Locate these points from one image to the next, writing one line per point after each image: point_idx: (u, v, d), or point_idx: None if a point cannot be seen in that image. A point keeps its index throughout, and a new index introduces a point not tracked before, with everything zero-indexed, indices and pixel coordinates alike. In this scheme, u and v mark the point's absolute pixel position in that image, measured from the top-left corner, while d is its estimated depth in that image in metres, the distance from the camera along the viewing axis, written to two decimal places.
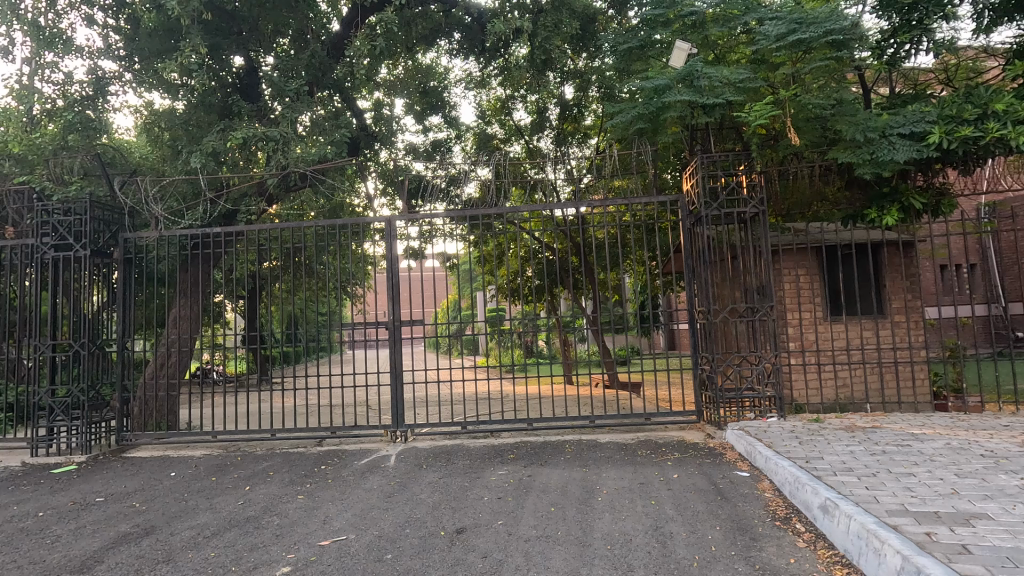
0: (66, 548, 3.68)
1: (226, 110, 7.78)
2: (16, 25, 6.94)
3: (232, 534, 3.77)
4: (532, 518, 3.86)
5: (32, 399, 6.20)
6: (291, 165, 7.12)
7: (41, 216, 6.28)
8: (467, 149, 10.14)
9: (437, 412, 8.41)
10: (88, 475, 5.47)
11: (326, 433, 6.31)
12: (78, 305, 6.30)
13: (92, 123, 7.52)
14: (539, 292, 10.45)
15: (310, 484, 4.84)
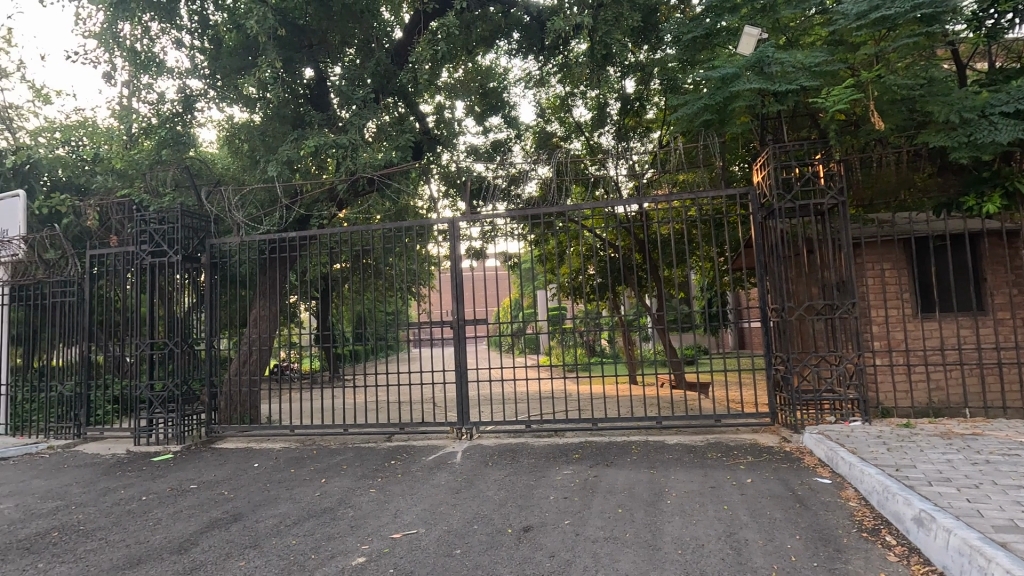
0: (166, 530, 4.01)
1: (299, 120, 8.18)
2: (116, 51, 7.59)
3: (311, 524, 3.96)
4: (599, 519, 3.81)
5: (135, 393, 6.80)
6: (360, 171, 7.41)
7: (140, 226, 6.88)
8: (527, 148, 10.17)
9: (501, 410, 8.49)
10: (183, 464, 5.93)
11: (396, 429, 6.52)
12: (171, 307, 6.83)
13: (182, 138, 8.13)
14: (602, 290, 10.32)
15: (381, 478, 5.02)
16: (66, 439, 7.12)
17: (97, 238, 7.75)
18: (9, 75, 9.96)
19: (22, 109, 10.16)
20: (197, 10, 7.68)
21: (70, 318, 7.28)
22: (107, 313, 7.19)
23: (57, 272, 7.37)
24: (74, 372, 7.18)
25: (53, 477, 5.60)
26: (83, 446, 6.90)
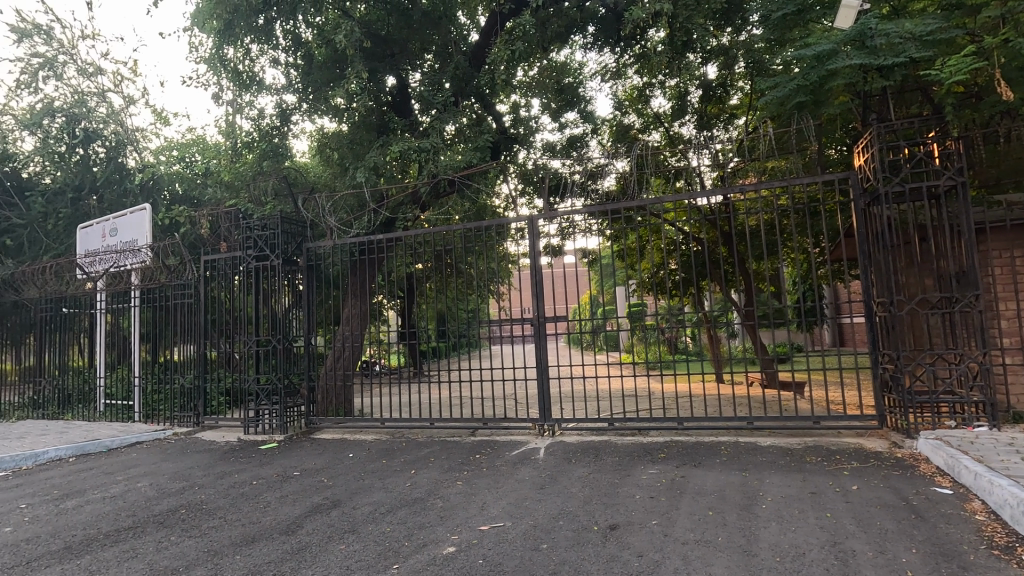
0: (274, 512, 4.35)
1: (383, 127, 8.56)
2: (222, 73, 8.31)
3: (403, 513, 4.15)
4: (687, 520, 3.70)
5: (244, 386, 7.43)
6: (440, 173, 7.66)
7: (246, 232, 7.51)
8: (604, 143, 10.00)
9: (582, 408, 8.44)
10: (286, 452, 6.40)
11: (479, 424, 6.66)
12: (273, 306, 7.39)
13: (280, 150, 8.76)
14: (685, 286, 9.94)
15: (467, 471, 5.15)
16: (188, 427, 7.92)
17: (210, 245, 8.54)
18: (136, 102, 11.19)
19: (146, 131, 11.37)
20: (290, 30, 8.07)
21: (190, 318, 8.09)
22: (219, 313, 7.89)
23: (178, 277, 8.21)
24: (194, 367, 7.97)
25: (179, 460, 6.24)
26: (202, 434, 7.64)
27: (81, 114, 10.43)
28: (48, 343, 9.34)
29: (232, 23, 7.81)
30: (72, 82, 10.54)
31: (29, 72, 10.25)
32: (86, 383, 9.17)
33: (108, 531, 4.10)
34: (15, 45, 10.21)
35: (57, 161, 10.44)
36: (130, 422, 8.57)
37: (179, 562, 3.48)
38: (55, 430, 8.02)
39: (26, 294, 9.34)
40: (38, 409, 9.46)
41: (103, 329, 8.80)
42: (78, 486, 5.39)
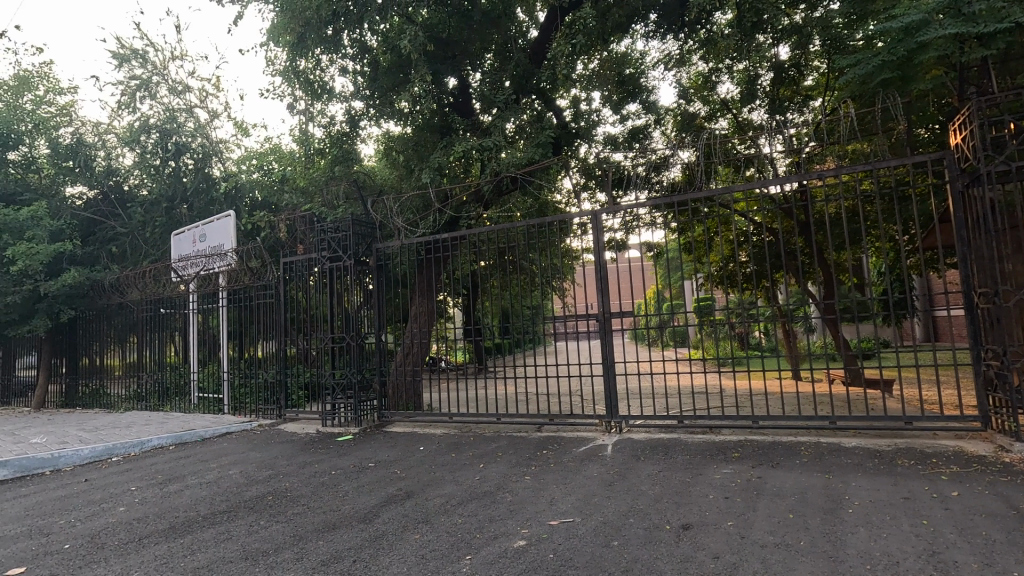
0: (352, 501, 4.56)
1: (446, 128, 8.74)
2: (296, 84, 8.75)
3: (474, 505, 4.23)
4: (766, 523, 3.55)
5: (321, 381, 7.83)
6: (503, 171, 7.73)
7: (320, 235, 7.89)
8: (668, 133, 9.71)
9: (649, 405, 8.27)
10: (361, 444, 6.68)
11: (545, 420, 6.68)
12: (345, 305, 7.72)
13: (350, 155, 9.14)
14: (757, 278, 9.49)
15: (535, 466, 5.19)
16: (271, 419, 8.44)
17: (287, 247, 9.04)
18: (219, 115, 12.00)
19: (228, 142, 12.15)
20: (357, 38, 8.34)
21: (271, 317, 8.62)
22: (297, 312, 8.35)
23: (260, 278, 8.75)
24: (275, 363, 8.49)
25: (265, 450, 6.67)
26: (284, 425, 8.11)
27: (174, 129, 11.29)
28: (149, 341, 10.22)
29: (304, 37, 8.11)
30: (164, 100, 11.43)
31: (128, 93, 11.21)
32: (181, 377, 9.97)
33: (206, 513, 4.45)
34: (116, 69, 11.20)
35: (153, 173, 11.39)
36: (220, 413, 9.24)
37: (269, 544, 3.72)
38: (156, 420, 8.78)
39: (130, 296, 10.25)
40: (142, 400, 10.38)
41: (195, 328, 9.53)
42: (178, 472, 5.87)
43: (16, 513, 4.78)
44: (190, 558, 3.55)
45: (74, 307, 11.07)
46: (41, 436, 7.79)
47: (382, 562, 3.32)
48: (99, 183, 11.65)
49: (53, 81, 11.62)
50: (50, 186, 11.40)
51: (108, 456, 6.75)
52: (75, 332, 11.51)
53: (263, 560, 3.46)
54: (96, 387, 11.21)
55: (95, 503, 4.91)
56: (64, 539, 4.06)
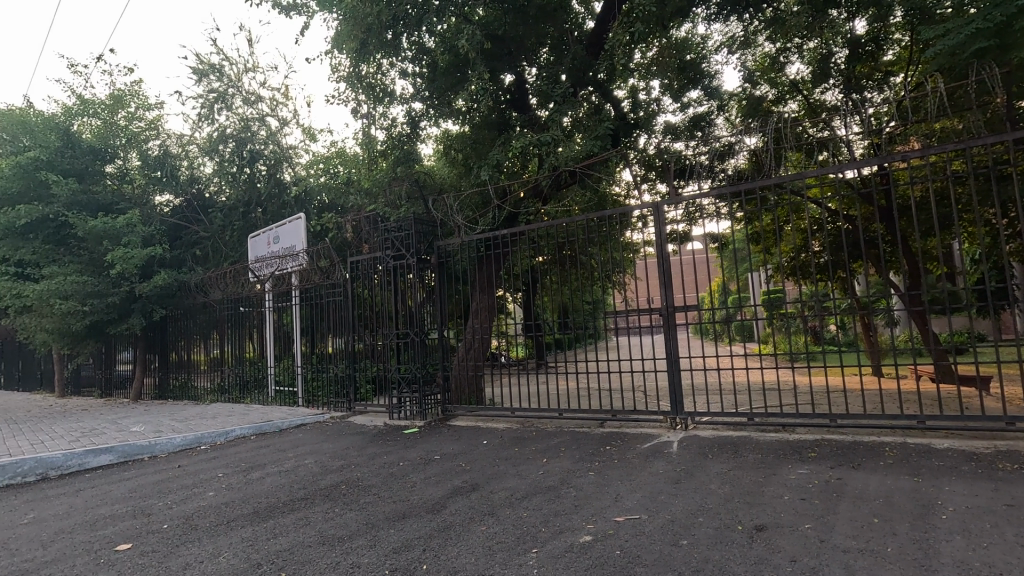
0: (420, 492, 4.70)
1: (504, 125, 8.80)
2: (359, 89, 9.05)
3: (538, 499, 4.26)
4: (848, 527, 3.36)
5: (387, 375, 8.11)
6: (562, 165, 7.70)
7: (384, 234, 8.15)
8: (732, 119, 9.33)
9: (716, 402, 8.00)
10: (427, 437, 6.86)
11: (608, 415, 6.61)
12: (408, 302, 7.94)
13: (411, 155, 9.36)
14: (833, 269, 8.97)
15: (598, 462, 5.15)
16: (342, 412, 8.83)
17: (353, 247, 9.39)
18: (289, 123, 12.62)
19: (297, 148, 12.74)
20: (416, 41, 8.51)
21: (340, 314, 9.00)
22: (364, 309, 8.67)
23: (329, 277, 9.14)
24: (344, 358, 8.85)
25: (337, 441, 6.98)
26: (354, 417, 8.46)
27: (248, 138, 12.10)
28: (230, 338, 10.92)
29: (366, 42, 8.32)
30: (239, 111, 12.15)
31: (207, 106, 11.98)
32: (259, 371, 10.59)
33: (285, 500, 4.71)
34: (196, 84, 11.99)
35: (231, 180, 12.26)
36: (295, 405, 9.73)
37: (343, 531, 3.89)
38: (238, 412, 9.36)
39: (213, 296, 10.98)
40: (225, 393, 11.11)
41: (271, 324, 10.09)
42: (259, 460, 6.24)
43: (121, 495, 5.25)
44: (273, 541, 3.78)
45: (164, 307, 11.97)
46: (140, 425, 8.50)
47: (450, 552, 3.41)
48: (184, 191, 12.55)
49: (142, 98, 12.53)
50: (142, 195, 12.35)
51: (197, 444, 7.27)
52: (166, 330, 12.45)
53: (339, 545, 3.63)
54: (184, 380, 12.09)
55: (188, 487, 5.31)
56: (163, 519, 4.41)
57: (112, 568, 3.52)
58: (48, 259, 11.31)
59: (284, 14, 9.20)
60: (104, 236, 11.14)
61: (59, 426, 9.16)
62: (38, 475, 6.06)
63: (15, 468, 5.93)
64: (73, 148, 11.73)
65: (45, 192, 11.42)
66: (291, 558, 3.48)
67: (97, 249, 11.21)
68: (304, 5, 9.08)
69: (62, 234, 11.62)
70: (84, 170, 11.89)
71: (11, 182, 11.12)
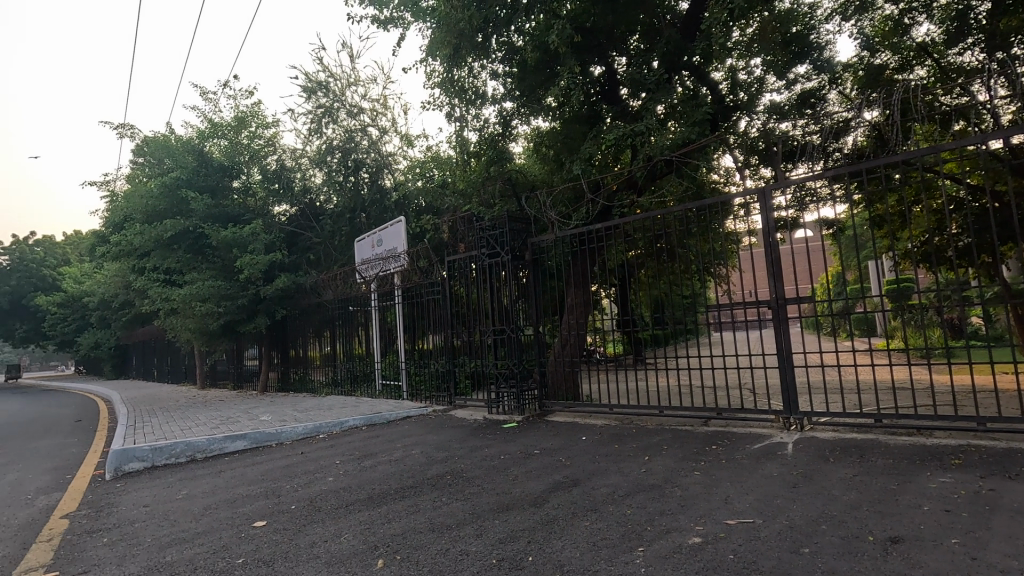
0: (522, 485, 4.76)
1: (596, 118, 8.69)
2: (452, 93, 9.31)
3: (642, 497, 4.16)
4: (1006, 544, 2.95)
5: (486, 371, 8.32)
6: (657, 154, 7.43)
7: (479, 233, 8.33)
8: (847, 92, 8.53)
9: (835, 403, 7.39)
10: (526, 432, 6.94)
11: (712, 414, 6.34)
12: (503, 299, 8.08)
13: (503, 154, 9.51)
14: (976, 253, 7.93)
15: (705, 462, 4.92)
16: (443, 405, 9.19)
17: (450, 247, 9.71)
18: (388, 131, 13.31)
19: (396, 154, 13.39)
20: (506, 41, 8.58)
21: (439, 312, 9.36)
22: (461, 306, 8.94)
23: (428, 276, 9.54)
24: (444, 354, 9.20)
25: (440, 433, 7.26)
26: (454, 411, 8.76)
27: (352, 148, 12.92)
28: (341, 336, 11.73)
29: (459, 48, 8.53)
30: (344, 123, 13.00)
31: (316, 121, 12.94)
32: (367, 366, 11.28)
33: (396, 487, 4.98)
34: (306, 101, 12.99)
35: (338, 188, 13.17)
36: (400, 398, 10.27)
37: (451, 520, 4.04)
38: (350, 404, 10.04)
39: (326, 297, 11.87)
40: (338, 386, 11.96)
41: (377, 323, 10.73)
42: (371, 450, 6.65)
43: (255, 477, 5.83)
44: (388, 526, 4.01)
45: (284, 307, 13.11)
46: (268, 414, 9.40)
47: (555, 545, 3.42)
48: (298, 201, 13.67)
49: (261, 118, 13.79)
50: (263, 206, 13.62)
51: (315, 433, 7.90)
52: (286, 328, 13.63)
53: (448, 533, 3.79)
54: (303, 375, 13.18)
55: (310, 473, 5.79)
56: (291, 500, 4.85)
57: (251, 541, 3.92)
58: (190, 266, 12.78)
59: (381, 27, 9.69)
60: (233, 245, 12.41)
61: (201, 415, 10.33)
62: (187, 456, 6.90)
63: (169, 450, 6.80)
64: (206, 167, 13.19)
65: (185, 207, 12.95)
66: (405, 542, 3.67)
67: (228, 257, 12.51)
68: (400, 17, 9.52)
69: (199, 244, 13.09)
70: (216, 186, 13.35)
71: (159, 200, 12.76)
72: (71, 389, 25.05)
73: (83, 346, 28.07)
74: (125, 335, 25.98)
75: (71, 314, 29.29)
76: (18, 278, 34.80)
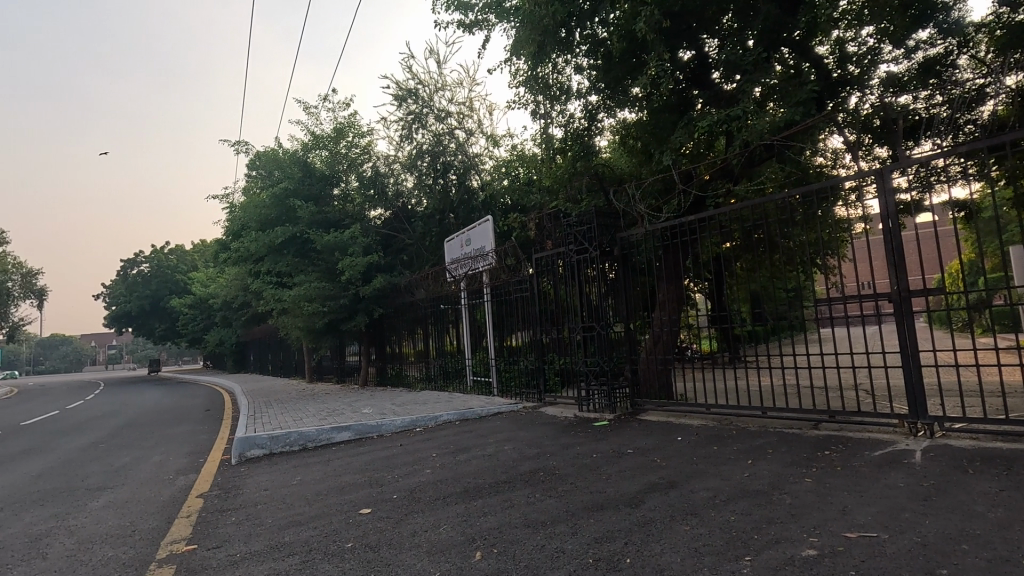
0: (616, 485, 4.67)
1: (687, 105, 8.34)
2: (536, 90, 9.31)
3: (746, 503, 3.93)
4: None
5: (575, 368, 8.26)
6: (756, 139, 7.01)
7: (566, 229, 8.26)
8: (981, 57, 7.57)
9: (974, 407, 6.56)
10: (617, 430, 6.82)
11: (824, 416, 5.86)
12: (591, 295, 7.97)
13: (589, 149, 9.40)
14: None
15: (817, 469, 4.55)
16: (533, 402, 9.26)
17: (537, 244, 9.74)
18: (474, 132, 13.59)
19: (483, 155, 13.64)
20: (589, 34, 8.46)
21: (527, 309, 9.43)
22: (549, 303, 8.95)
23: (516, 274, 9.63)
24: (534, 351, 9.26)
25: (531, 430, 7.31)
26: (545, 408, 8.79)
27: (441, 151, 13.30)
28: (434, 333, 12.16)
29: (543, 46, 8.49)
30: (433, 127, 13.41)
31: (407, 127, 13.47)
32: (459, 363, 11.59)
33: (491, 482, 5.08)
34: (398, 108, 13.54)
35: (428, 191, 13.62)
36: (491, 394, 10.47)
37: (545, 516, 4.05)
38: (443, 399, 10.39)
39: (419, 296, 12.38)
40: (432, 381, 12.42)
41: (467, 320, 11.01)
42: (465, 444, 6.82)
43: (359, 466, 6.19)
44: (484, 519, 4.10)
45: (381, 306, 13.81)
46: (369, 408, 9.95)
47: (654, 549, 3.32)
48: (391, 205, 14.33)
49: (357, 128, 14.59)
50: (360, 211, 14.43)
51: (412, 426, 8.23)
52: (383, 326, 14.36)
53: (543, 529, 3.79)
54: (399, 370, 13.82)
55: (409, 465, 6.04)
56: (392, 490, 5.09)
57: (359, 527, 4.16)
58: (297, 269, 13.82)
59: (467, 31, 9.89)
60: (335, 249, 13.25)
61: (310, 407, 11.14)
62: (299, 445, 7.47)
63: (284, 439, 7.39)
64: (310, 177, 14.21)
65: (293, 215, 14.04)
66: (502, 536, 3.73)
67: (330, 259, 13.39)
68: (484, 20, 9.65)
69: (305, 248, 14.11)
70: (319, 194, 14.31)
71: (270, 210, 13.92)
72: (201, 381, 28.12)
73: (211, 343, 31.34)
74: (245, 333, 28.65)
75: (200, 314, 32.79)
76: (157, 283, 39.47)
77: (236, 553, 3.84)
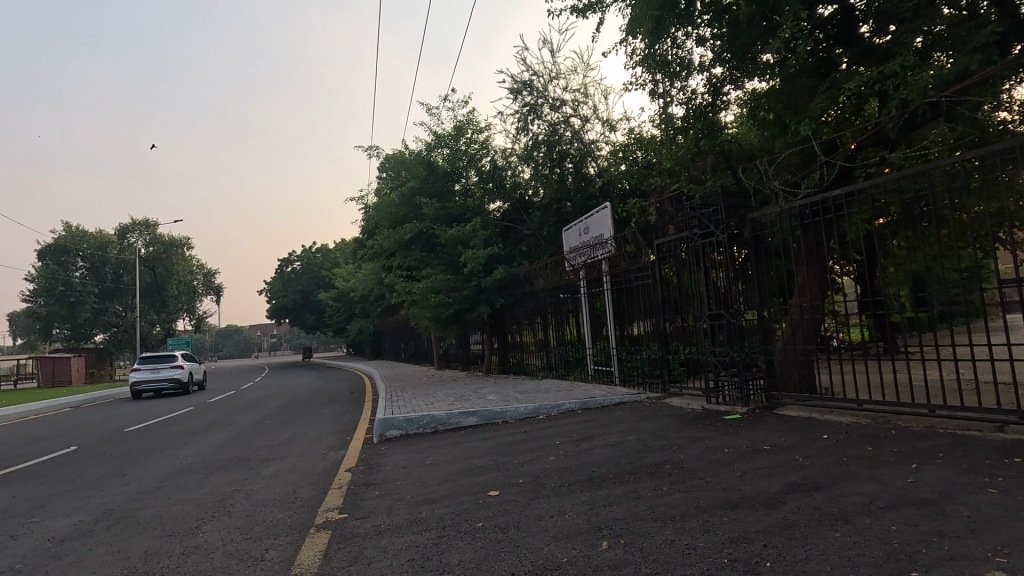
0: (752, 483, 4.38)
1: (829, 66, 7.46)
2: (655, 68, 8.91)
3: (910, 512, 3.47)
4: None
5: (702, 358, 7.86)
6: (916, 98, 6.09)
7: (690, 212, 7.83)
8: None
9: None
10: (750, 425, 6.39)
11: (1012, 418, 4.97)
12: (718, 282, 7.51)
13: (714, 125, 8.85)
14: None
15: (1004, 478, 3.88)
16: (657, 392, 8.97)
17: (659, 230, 9.38)
18: (590, 118, 13.39)
19: (599, 141, 13.44)
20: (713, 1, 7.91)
21: (648, 297, 9.13)
22: (672, 290, 8.59)
23: (637, 261, 9.36)
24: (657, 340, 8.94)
25: (656, 421, 7.09)
26: (670, 399, 8.48)
27: (556, 140, 13.33)
28: (554, 323, 12.28)
29: (661, 21, 8.08)
30: (547, 117, 13.46)
31: (522, 119, 13.64)
32: (579, 351, 11.61)
33: (616, 472, 5.02)
34: (514, 101, 13.74)
35: (545, 181, 13.71)
36: (612, 383, 10.34)
37: (673, 510, 3.91)
38: (564, 387, 10.46)
39: (538, 286, 12.57)
40: (552, 370, 12.57)
41: (587, 309, 10.96)
42: (588, 433, 6.81)
43: (485, 450, 6.44)
44: (610, 509, 4.06)
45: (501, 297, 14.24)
46: (493, 394, 10.32)
47: (798, 554, 3.06)
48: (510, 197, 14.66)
49: (476, 124, 15.07)
50: (481, 205, 14.92)
51: (535, 414, 8.38)
52: (505, 315, 14.81)
53: (672, 524, 3.66)
54: (520, 358, 14.18)
55: (533, 451, 6.17)
56: (518, 475, 5.24)
57: (488, 508, 4.35)
58: (425, 263, 14.69)
59: (580, 16, 9.73)
60: (458, 242, 13.87)
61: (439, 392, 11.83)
62: (432, 428, 7.95)
63: (418, 421, 7.92)
64: (434, 174, 14.97)
65: (419, 212, 14.92)
66: (628, 528, 3.67)
67: (454, 252, 14.06)
68: (599, 2, 9.43)
69: (431, 243, 14.94)
70: (442, 191, 15.03)
71: (399, 208, 14.90)
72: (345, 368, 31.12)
73: (352, 333, 34.55)
74: (381, 324, 31.22)
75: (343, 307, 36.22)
76: (307, 280, 44.26)
77: (380, 523, 4.20)
